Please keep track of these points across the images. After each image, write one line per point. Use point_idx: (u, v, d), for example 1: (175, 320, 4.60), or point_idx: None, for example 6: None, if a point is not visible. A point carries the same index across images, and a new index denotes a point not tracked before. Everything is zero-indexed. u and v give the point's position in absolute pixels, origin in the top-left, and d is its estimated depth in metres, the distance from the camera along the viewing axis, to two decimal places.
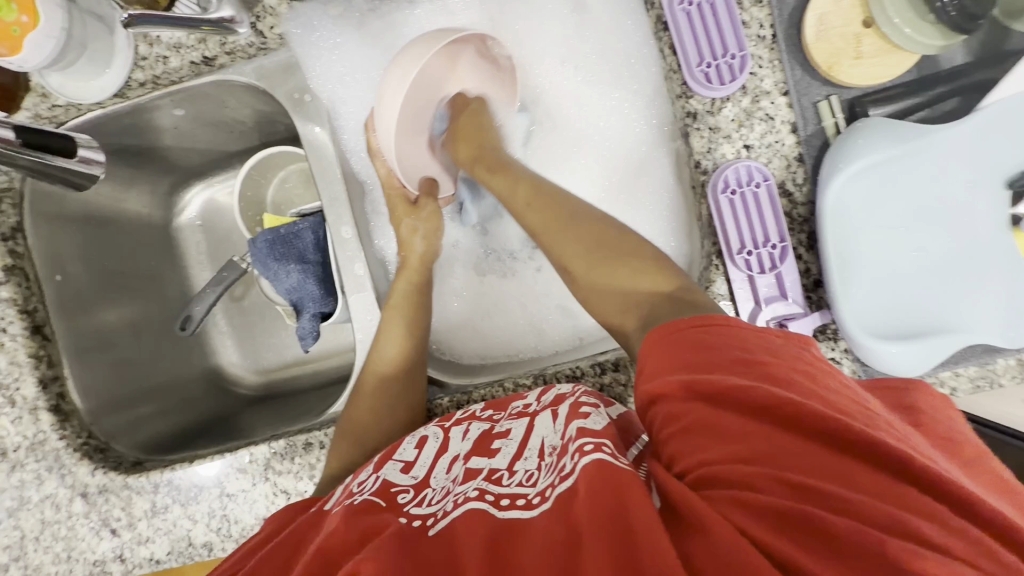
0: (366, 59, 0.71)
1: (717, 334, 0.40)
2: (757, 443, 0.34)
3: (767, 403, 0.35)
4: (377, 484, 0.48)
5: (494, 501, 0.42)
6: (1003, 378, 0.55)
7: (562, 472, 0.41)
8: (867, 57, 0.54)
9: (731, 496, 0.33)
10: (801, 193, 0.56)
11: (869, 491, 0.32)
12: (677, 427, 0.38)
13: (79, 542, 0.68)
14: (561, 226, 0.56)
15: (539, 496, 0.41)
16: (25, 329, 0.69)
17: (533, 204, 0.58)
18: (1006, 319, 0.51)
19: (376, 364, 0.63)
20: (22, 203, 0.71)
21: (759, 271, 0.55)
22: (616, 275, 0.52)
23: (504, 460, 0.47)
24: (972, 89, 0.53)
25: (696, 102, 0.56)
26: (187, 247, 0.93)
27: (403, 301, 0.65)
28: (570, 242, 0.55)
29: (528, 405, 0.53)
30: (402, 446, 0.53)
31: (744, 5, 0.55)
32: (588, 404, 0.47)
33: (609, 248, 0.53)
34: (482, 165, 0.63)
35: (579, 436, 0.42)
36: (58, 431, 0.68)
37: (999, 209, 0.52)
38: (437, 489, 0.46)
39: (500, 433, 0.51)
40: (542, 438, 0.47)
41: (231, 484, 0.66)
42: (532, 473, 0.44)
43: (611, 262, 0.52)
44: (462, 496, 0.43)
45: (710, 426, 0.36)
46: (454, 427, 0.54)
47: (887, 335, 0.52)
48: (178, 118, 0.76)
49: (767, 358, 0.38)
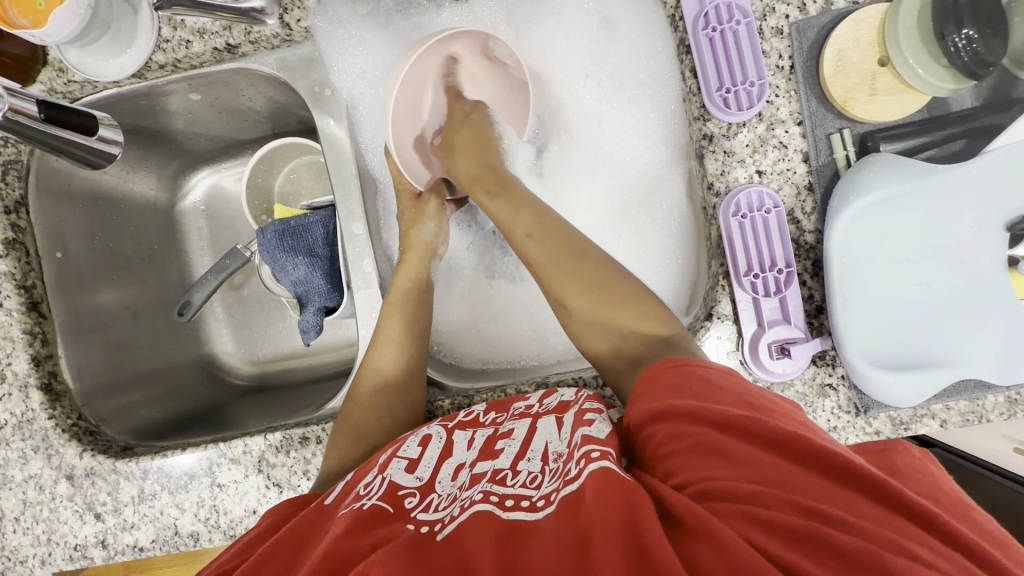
0: (390, 57, 0.72)
1: (724, 377, 0.44)
2: (758, 465, 0.37)
3: (767, 430, 0.38)
4: (384, 486, 0.48)
5: (499, 502, 0.43)
6: (991, 413, 0.57)
7: (567, 477, 0.43)
8: (881, 94, 0.55)
9: (738, 511, 0.35)
10: (809, 220, 0.57)
11: (866, 516, 0.34)
12: (685, 449, 0.40)
13: (62, 525, 0.66)
14: (565, 268, 0.57)
15: (543, 499, 0.43)
16: (22, 305, 0.68)
17: (533, 221, 0.59)
18: (999, 357, 0.53)
19: (372, 366, 0.63)
20: (28, 176, 0.70)
21: (764, 294, 0.56)
22: (619, 319, 0.54)
23: (508, 460, 0.48)
24: (979, 133, 0.55)
25: (713, 125, 0.58)
26: (189, 233, 0.92)
27: (404, 297, 0.66)
28: (569, 280, 0.56)
29: (530, 406, 0.54)
30: (406, 443, 0.53)
31: (765, 35, 0.57)
32: (592, 410, 0.49)
33: (602, 285, 0.56)
34: (480, 187, 0.64)
35: (584, 443, 0.44)
36: (47, 410, 0.67)
37: (998, 249, 0.53)
38: (442, 495, 0.47)
39: (505, 434, 0.52)
40: (546, 441, 0.49)
41: (221, 474, 0.65)
42: (535, 476, 0.46)
43: (610, 303, 0.55)
44: (469, 500, 0.45)
45: (715, 449, 0.39)
46: (458, 429, 0.55)
47: (885, 365, 0.53)
48: (192, 103, 0.76)
49: (770, 403, 0.42)
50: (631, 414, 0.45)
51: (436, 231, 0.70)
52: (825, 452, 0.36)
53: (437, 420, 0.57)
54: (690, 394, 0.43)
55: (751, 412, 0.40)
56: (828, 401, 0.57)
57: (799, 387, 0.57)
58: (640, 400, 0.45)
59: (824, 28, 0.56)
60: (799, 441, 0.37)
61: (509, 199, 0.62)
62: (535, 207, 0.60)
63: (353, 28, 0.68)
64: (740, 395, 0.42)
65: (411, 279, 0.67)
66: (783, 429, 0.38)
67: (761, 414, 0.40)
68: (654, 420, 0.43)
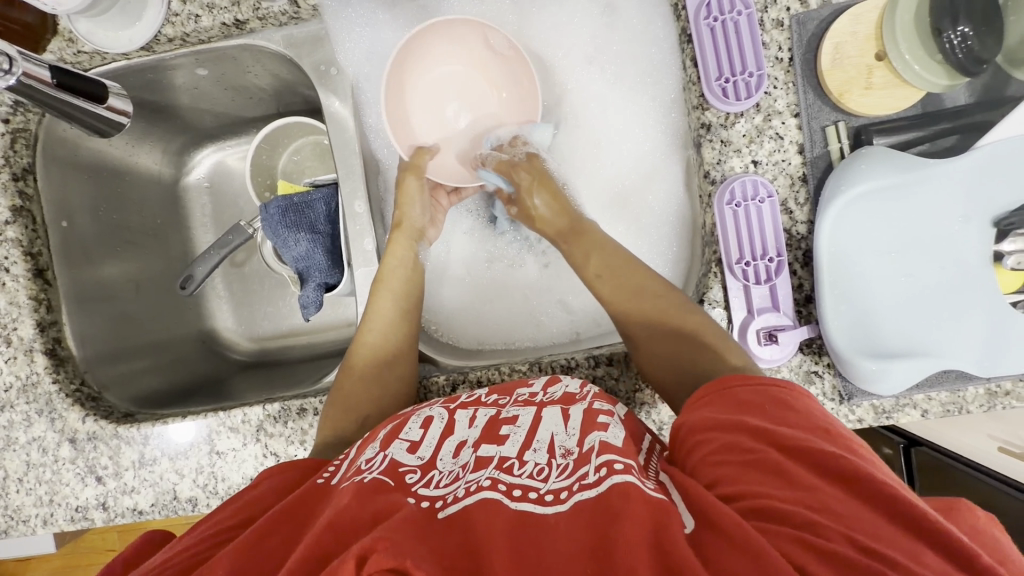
0: (394, 39, 0.72)
1: (797, 402, 0.45)
2: (820, 493, 0.38)
3: (834, 463, 0.39)
4: (385, 462, 0.49)
5: (507, 491, 0.44)
6: (971, 405, 0.58)
7: (583, 481, 0.43)
8: (876, 88, 0.56)
9: (788, 532, 0.36)
10: (801, 211, 0.58)
11: (924, 563, 0.34)
12: (744, 463, 0.41)
13: (64, 487, 0.68)
14: (625, 291, 0.60)
15: (551, 495, 0.44)
16: (28, 271, 0.69)
17: (604, 250, 0.64)
18: (981, 349, 0.54)
19: (364, 341, 0.64)
20: (35, 145, 0.71)
21: (755, 282, 0.58)
22: (668, 329, 0.56)
23: (513, 448, 0.49)
24: (971, 129, 0.55)
25: (710, 115, 0.59)
26: (193, 208, 0.93)
27: (393, 273, 0.67)
28: (627, 301, 0.60)
29: (533, 394, 0.55)
30: (408, 425, 0.54)
31: (765, 27, 0.58)
32: (604, 412, 0.50)
33: (655, 301, 0.58)
34: (566, 237, 0.67)
35: (604, 451, 0.45)
36: (52, 375, 0.68)
37: (984, 245, 0.54)
38: (443, 472, 0.48)
39: (509, 420, 0.52)
40: (552, 432, 0.49)
41: (220, 442, 0.67)
42: (542, 467, 0.46)
43: (663, 318, 0.57)
44: (475, 483, 0.46)
45: (775, 469, 0.40)
46: (460, 410, 0.56)
47: (871, 353, 0.54)
48: (199, 78, 0.77)
49: (842, 435, 0.43)
50: (689, 419, 0.47)
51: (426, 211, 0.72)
52: (891, 494, 0.37)
53: (440, 401, 0.58)
54: (759, 415, 0.44)
55: (824, 442, 0.41)
56: (813, 388, 0.59)
57: (786, 374, 0.59)
58: (704, 409, 0.47)
59: (824, 21, 0.57)
60: (867, 480, 0.38)
61: (583, 243, 0.65)
62: (612, 250, 0.64)
63: (357, 8, 0.69)
64: (813, 421, 0.43)
65: (402, 259, 0.68)
66: (853, 465, 0.39)
67: (833, 445, 0.41)
68: (716, 430, 0.44)
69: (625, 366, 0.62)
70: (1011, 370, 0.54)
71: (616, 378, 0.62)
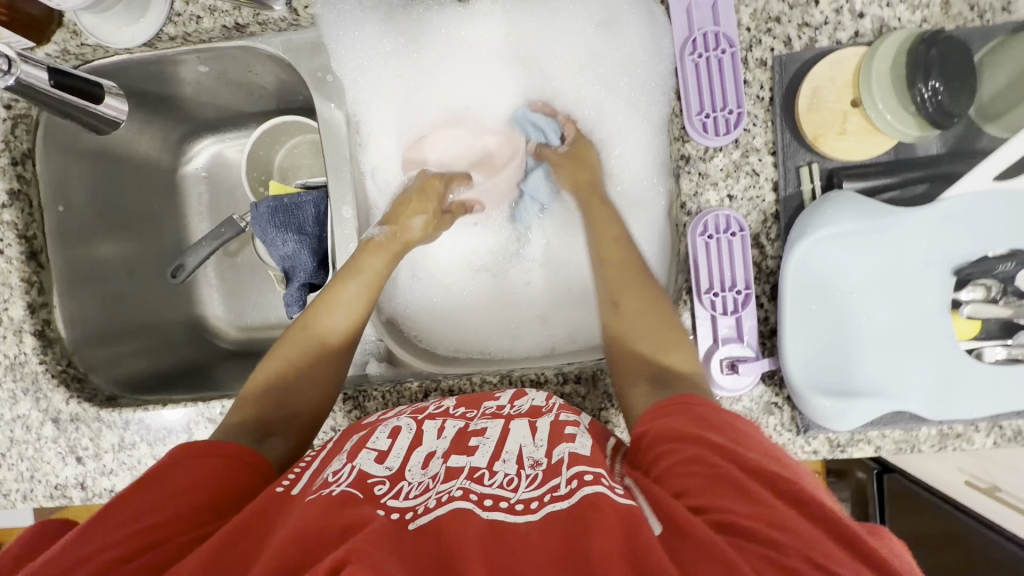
0: (392, 50, 0.74)
1: (750, 427, 0.47)
2: (780, 513, 0.39)
3: (789, 487, 0.41)
4: (352, 475, 0.47)
5: (478, 501, 0.43)
6: (923, 444, 0.61)
7: (555, 492, 0.43)
8: (850, 134, 0.57)
9: (755, 549, 0.37)
10: (772, 246, 0.60)
11: None
12: (706, 477, 0.42)
13: (44, 464, 0.70)
14: (625, 272, 0.63)
15: (522, 504, 0.43)
16: (22, 254, 0.71)
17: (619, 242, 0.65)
18: (932, 393, 0.56)
19: (316, 326, 0.63)
20: (36, 130, 0.73)
21: (722, 312, 0.60)
22: (653, 321, 0.58)
23: (483, 458, 0.48)
24: (940, 179, 0.57)
25: (691, 147, 0.61)
26: (190, 197, 0.95)
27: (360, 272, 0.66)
28: (625, 280, 0.62)
29: (500, 408, 0.56)
30: (375, 435, 0.53)
31: (749, 66, 0.59)
32: (570, 424, 0.51)
33: (647, 291, 0.60)
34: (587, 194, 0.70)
35: (573, 463, 0.45)
36: (39, 355, 0.70)
37: (944, 292, 0.56)
38: (412, 483, 0.47)
39: (477, 432, 0.52)
40: (520, 444, 0.49)
41: (198, 431, 0.69)
42: (512, 477, 0.46)
43: (649, 311, 0.59)
44: (447, 494, 0.44)
45: (736, 487, 0.41)
46: (427, 420, 0.56)
47: (826, 391, 0.56)
48: (201, 74, 0.79)
49: (790, 462, 0.45)
50: (652, 427, 0.47)
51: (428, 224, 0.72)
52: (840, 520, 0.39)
53: (407, 412, 0.58)
54: (719, 432, 0.45)
55: (778, 466, 0.43)
56: (772, 419, 0.61)
57: (747, 403, 0.61)
58: (665, 418, 0.47)
59: (805, 64, 0.59)
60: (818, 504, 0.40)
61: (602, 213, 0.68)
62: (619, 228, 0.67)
63: (356, 18, 0.71)
64: (765, 446, 0.45)
65: (386, 262, 0.68)
66: (805, 491, 0.41)
67: (784, 470, 0.43)
68: (679, 443, 0.45)
69: (592, 385, 0.64)
70: (962, 415, 0.56)
71: (582, 397, 0.64)
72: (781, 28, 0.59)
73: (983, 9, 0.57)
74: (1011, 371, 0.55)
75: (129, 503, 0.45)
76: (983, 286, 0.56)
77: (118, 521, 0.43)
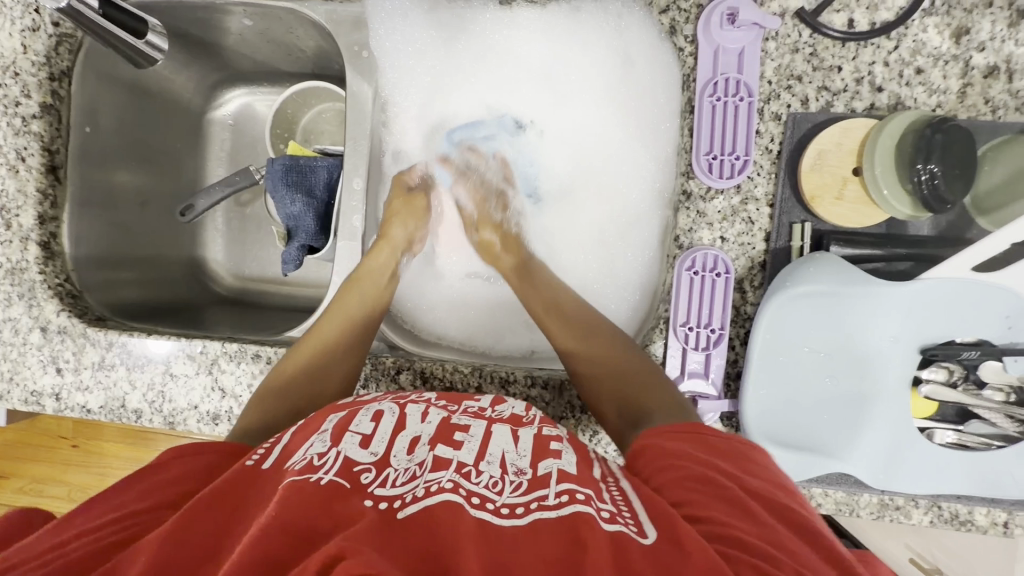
0: (427, 37, 0.76)
1: (758, 460, 0.49)
2: (776, 533, 0.41)
3: (790, 514, 0.43)
4: (339, 460, 0.47)
5: (466, 496, 0.44)
6: (862, 510, 0.62)
7: (544, 502, 0.44)
8: (847, 200, 0.59)
9: (745, 559, 0.38)
10: (753, 293, 0.62)
11: None
12: (706, 492, 0.44)
13: (25, 369, 0.73)
14: (567, 316, 0.67)
15: (506, 509, 0.44)
16: (42, 165, 0.74)
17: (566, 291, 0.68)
18: (879, 462, 0.58)
19: (329, 322, 0.67)
20: (79, 52, 0.75)
21: (694, 347, 0.62)
22: (604, 353, 0.61)
23: (470, 455, 0.48)
24: (924, 259, 0.59)
25: (694, 185, 0.63)
26: (213, 141, 0.98)
27: (369, 275, 0.71)
28: (567, 324, 0.66)
29: (482, 409, 0.56)
30: (358, 417, 0.53)
31: (764, 117, 0.61)
32: (555, 441, 0.51)
33: (585, 328, 0.64)
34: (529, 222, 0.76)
35: (562, 480, 0.46)
36: (40, 265, 0.73)
37: (907, 367, 0.58)
38: (398, 470, 0.47)
39: (461, 427, 0.52)
40: (503, 451, 0.49)
41: (176, 366, 0.71)
42: (497, 480, 0.46)
43: (596, 341, 0.62)
44: (437, 484, 0.45)
45: (734, 505, 0.43)
46: (411, 404, 0.55)
47: (776, 442, 0.58)
48: (245, 27, 0.82)
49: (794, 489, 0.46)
50: (659, 444, 0.49)
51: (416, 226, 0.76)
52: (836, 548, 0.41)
53: (389, 397, 0.57)
54: (721, 457, 0.47)
55: (781, 495, 0.44)
56: None
57: None
58: (670, 437, 0.49)
59: (817, 125, 0.60)
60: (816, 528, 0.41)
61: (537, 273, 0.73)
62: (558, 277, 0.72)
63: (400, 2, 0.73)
64: (772, 476, 0.47)
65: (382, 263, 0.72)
66: (804, 518, 0.43)
67: (787, 497, 0.44)
68: (680, 460, 0.47)
69: (557, 392, 0.66)
70: (903, 489, 0.58)
71: (545, 402, 0.66)
72: (801, 86, 0.61)
73: (997, 104, 0.59)
74: (957, 454, 0.57)
75: (114, 496, 0.46)
76: (944, 368, 0.58)
77: (101, 509, 0.45)
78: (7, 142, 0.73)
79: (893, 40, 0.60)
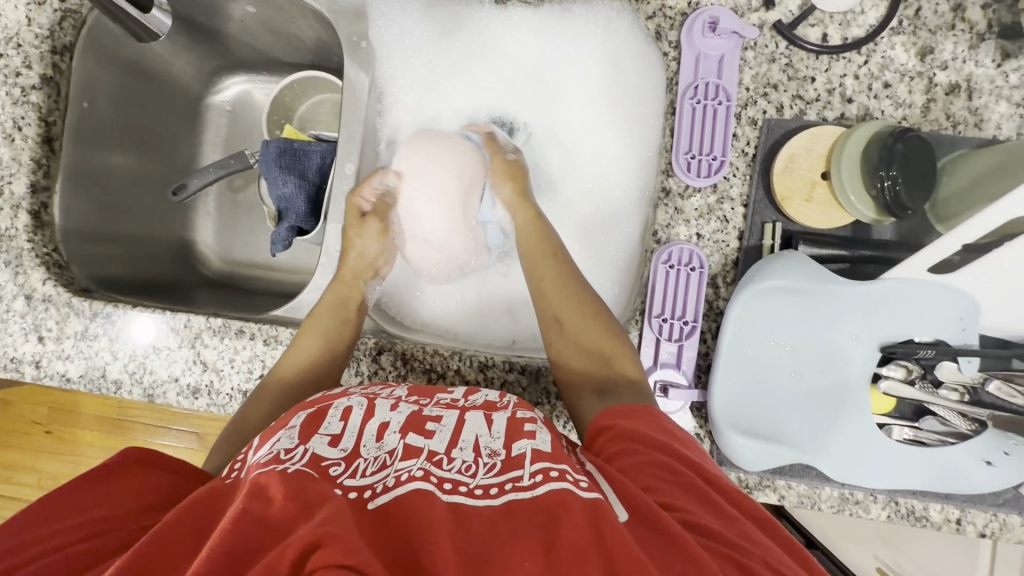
0: (425, 32, 0.79)
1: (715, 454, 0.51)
2: (742, 524, 0.43)
3: (750, 509, 0.45)
4: (306, 457, 0.48)
5: (438, 483, 0.45)
6: (824, 503, 0.64)
7: (517, 483, 0.45)
8: (816, 202, 0.63)
9: (719, 549, 0.40)
10: (726, 289, 0.65)
11: None
12: (674, 480, 0.46)
13: (6, 336, 0.73)
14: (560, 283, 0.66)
15: (481, 489, 0.45)
16: (38, 136, 0.75)
17: (558, 263, 0.68)
18: (840, 455, 0.60)
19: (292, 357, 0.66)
20: (82, 28, 0.77)
21: (667, 338, 0.64)
22: (586, 335, 0.62)
23: (441, 444, 0.50)
24: (885, 261, 0.62)
25: (673, 182, 0.66)
26: (210, 125, 0.99)
27: (327, 314, 0.69)
28: (559, 298, 0.65)
29: (454, 400, 0.57)
30: (328, 417, 0.53)
31: (740, 122, 0.65)
32: (526, 420, 0.52)
33: (573, 301, 0.64)
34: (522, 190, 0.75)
35: (537, 459, 0.47)
36: (29, 234, 0.73)
37: (867, 364, 0.62)
38: (368, 459, 0.48)
39: (432, 419, 0.53)
40: (476, 434, 0.51)
41: (159, 339, 0.72)
42: (470, 464, 0.48)
43: (581, 322, 0.63)
44: (407, 473, 0.46)
45: (702, 495, 0.44)
46: (381, 399, 0.56)
47: (743, 431, 0.59)
48: (248, 14, 0.85)
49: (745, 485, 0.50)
50: (624, 424, 0.51)
51: (378, 249, 0.77)
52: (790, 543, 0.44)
53: (359, 392, 0.58)
54: (688, 449, 0.49)
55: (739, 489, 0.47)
56: None
57: None
58: (637, 423, 0.50)
59: (790, 131, 0.64)
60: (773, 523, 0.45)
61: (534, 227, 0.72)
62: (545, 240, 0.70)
63: None
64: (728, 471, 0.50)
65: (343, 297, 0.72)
66: (761, 511, 0.45)
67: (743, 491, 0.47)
68: (647, 446, 0.48)
69: (533, 378, 0.68)
70: (861, 482, 0.60)
71: (523, 387, 0.68)
72: (776, 94, 0.64)
73: (957, 120, 0.63)
74: (914, 450, 0.60)
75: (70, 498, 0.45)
76: (903, 366, 0.61)
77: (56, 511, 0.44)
78: (5, 111, 0.74)
79: (863, 54, 0.63)
